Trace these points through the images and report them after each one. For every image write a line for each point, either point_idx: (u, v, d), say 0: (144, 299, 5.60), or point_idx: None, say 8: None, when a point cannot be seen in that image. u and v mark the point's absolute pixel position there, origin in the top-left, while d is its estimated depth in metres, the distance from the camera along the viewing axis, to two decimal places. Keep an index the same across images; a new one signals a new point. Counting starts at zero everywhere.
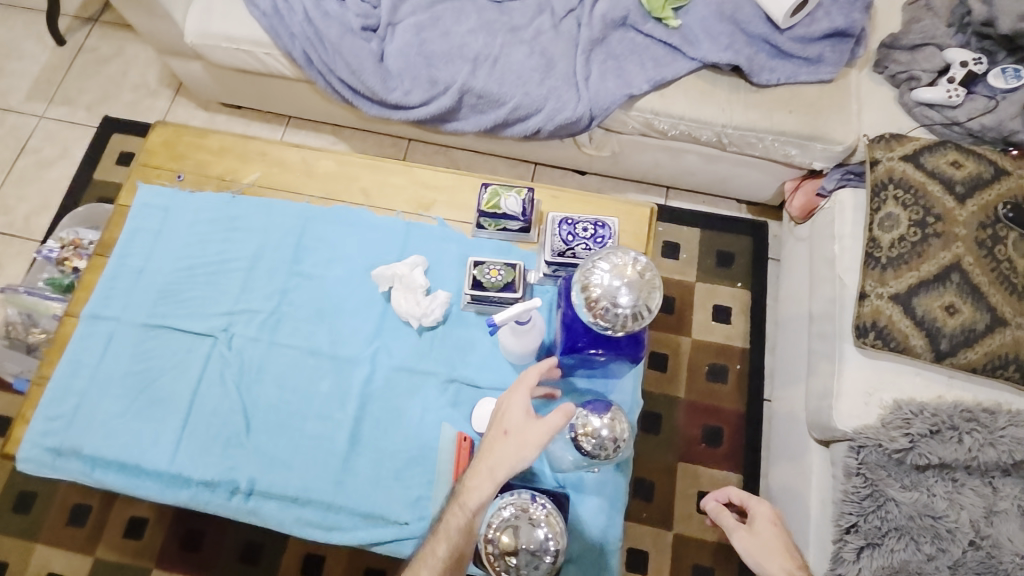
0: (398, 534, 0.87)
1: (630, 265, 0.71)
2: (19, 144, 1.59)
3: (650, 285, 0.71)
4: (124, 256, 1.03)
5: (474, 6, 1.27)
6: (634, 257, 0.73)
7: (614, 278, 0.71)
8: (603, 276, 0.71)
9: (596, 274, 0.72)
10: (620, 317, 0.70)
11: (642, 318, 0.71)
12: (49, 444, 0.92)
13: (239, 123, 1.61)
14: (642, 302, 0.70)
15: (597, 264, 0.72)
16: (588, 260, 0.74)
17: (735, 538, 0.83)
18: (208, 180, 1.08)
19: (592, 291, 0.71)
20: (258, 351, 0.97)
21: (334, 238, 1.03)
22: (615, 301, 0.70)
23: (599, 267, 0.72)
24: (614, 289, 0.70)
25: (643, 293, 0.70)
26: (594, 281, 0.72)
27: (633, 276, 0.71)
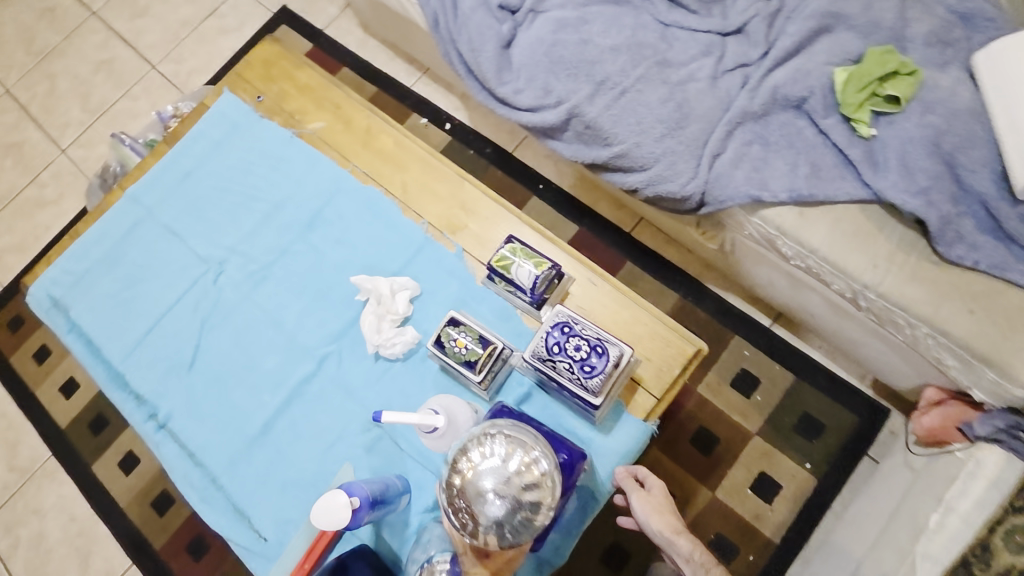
0: (253, 543, 0.86)
1: (518, 474, 0.63)
2: (214, 6, 1.84)
3: (528, 507, 0.63)
4: (182, 154, 1.08)
5: (634, 20, 1.06)
6: (533, 459, 0.64)
7: (495, 477, 0.63)
8: (481, 465, 0.64)
9: (478, 454, 0.65)
10: (471, 525, 0.63)
11: (504, 537, 0.62)
12: (53, 292, 1.05)
13: (383, 54, 1.66)
14: (512, 519, 0.62)
15: (487, 445, 0.65)
16: (485, 429, 0.66)
17: (634, 498, 0.74)
18: (281, 113, 1.08)
19: (461, 471, 0.64)
20: (236, 296, 0.97)
21: (352, 218, 0.98)
22: (474, 504, 0.62)
23: (485, 451, 0.64)
24: (481, 492, 0.62)
25: (513, 514, 0.62)
26: (472, 459, 0.65)
27: (514, 488, 0.62)
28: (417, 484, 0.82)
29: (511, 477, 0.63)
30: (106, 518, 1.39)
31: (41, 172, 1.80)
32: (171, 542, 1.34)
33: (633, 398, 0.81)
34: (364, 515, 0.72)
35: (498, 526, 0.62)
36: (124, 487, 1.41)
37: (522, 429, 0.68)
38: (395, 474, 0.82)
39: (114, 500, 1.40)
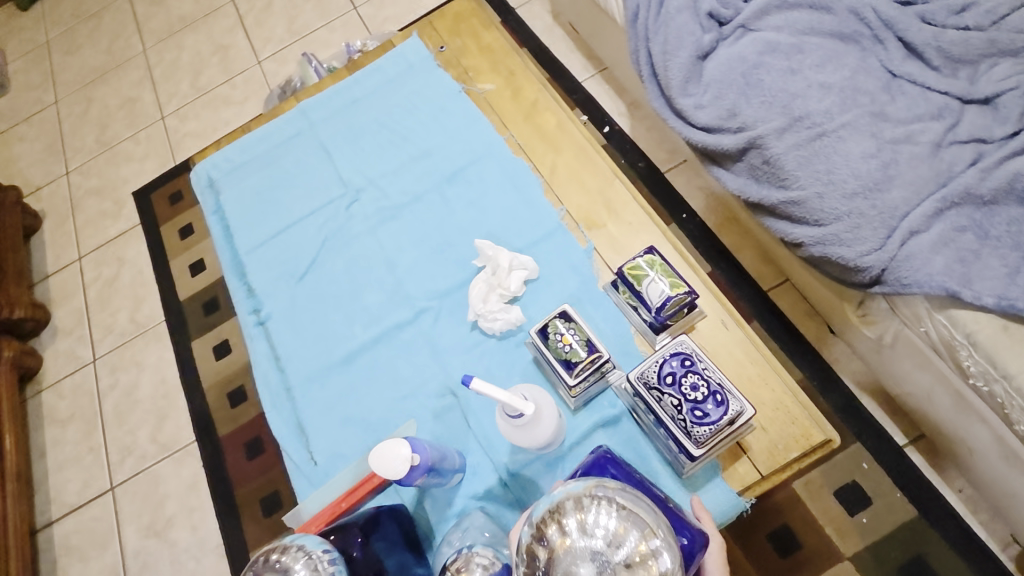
0: (303, 465, 0.84)
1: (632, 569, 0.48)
2: None
3: None
4: (357, 82, 1.12)
5: (858, 62, 0.94)
6: (648, 550, 0.49)
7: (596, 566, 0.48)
8: (578, 542, 0.49)
9: (576, 526, 0.50)
10: None
11: None
12: (211, 174, 1.13)
13: (563, 43, 1.65)
14: None
15: (589, 512, 0.51)
16: (591, 491, 0.53)
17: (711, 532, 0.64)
18: (456, 67, 1.08)
19: (548, 541, 0.50)
20: (362, 225, 0.99)
21: (492, 185, 0.96)
22: None
23: (586, 524, 0.50)
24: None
25: None
26: (565, 527, 0.51)
27: None
28: (473, 467, 0.77)
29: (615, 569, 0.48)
30: (188, 389, 1.50)
31: (236, 76, 2.01)
32: (233, 434, 1.39)
33: (733, 466, 0.71)
34: (417, 477, 0.68)
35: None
36: (212, 369, 1.50)
37: (637, 504, 0.53)
38: (455, 449, 0.77)
39: (199, 376, 1.51)
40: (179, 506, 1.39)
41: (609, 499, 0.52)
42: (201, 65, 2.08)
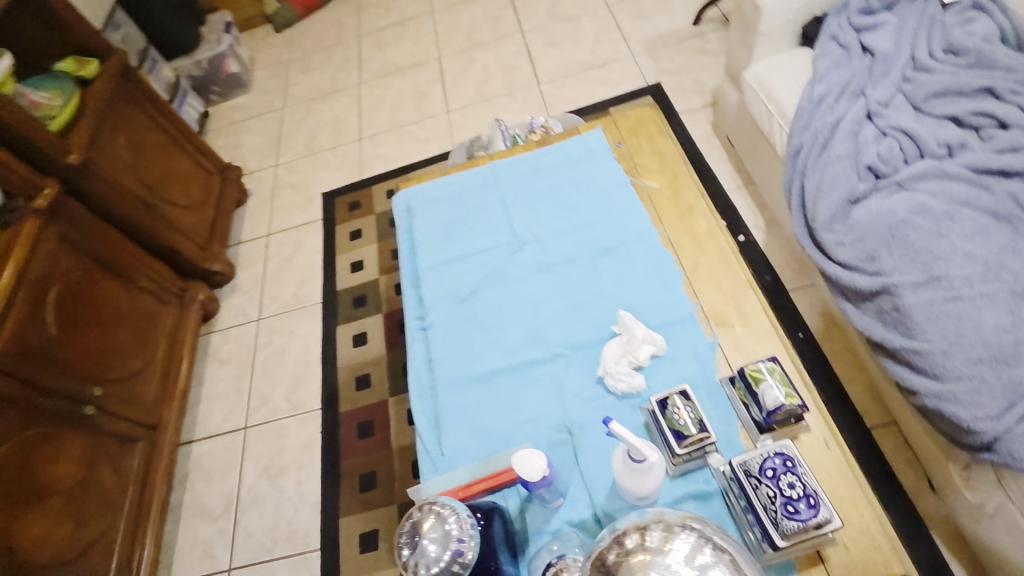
0: (432, 453, 1.00)
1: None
2: (607, 63, 2.25)
3: None
4: (543, 154, 1.33)
5: (1007, 241, 1.01)
6: None
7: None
8: (657, 552, 0.64)
9: (661, 542, 0.65)
10: None
11: None
12: (408, 199, 1.38)
13: (717, 153, 1.82)
14: None
15: (675, 535, 0.66)
16: (682, 523, 0.67)
17: None
18: (628, 162, 1.26)
19: (633, 542, 0.66)
20: (520, 271, 1.15)
21: (639, 265, 1.09)
22: None
23: (670, 543, 0.65)
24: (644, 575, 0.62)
25: None
26: (651, 538, 0.66)
27: None
28: (573, 498, 0.89)
29: None
30: (325, 364, 1.77)
31: (426, 119, 2.38)
32: (352, 411, 1.64)
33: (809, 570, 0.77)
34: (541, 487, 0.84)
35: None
36: (349, 354, 1.77)
37: (718, 544, 0.66)
38: (562, 478, 0.91)
39: (337, 356, 1.78)
40: (293, 459, 1.62)
41: (700, 534, 0.66)
42: (401, 104, 2.49)
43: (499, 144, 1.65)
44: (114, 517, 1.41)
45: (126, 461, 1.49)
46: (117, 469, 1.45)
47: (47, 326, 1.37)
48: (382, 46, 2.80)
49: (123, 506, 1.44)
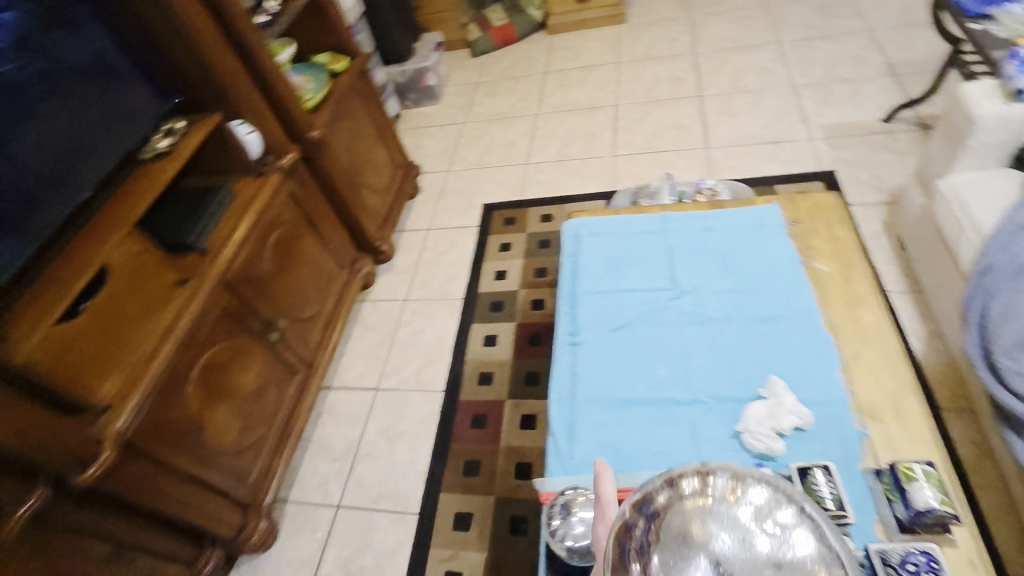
0: (562, 455, 1.09)
1: (769, 562, 0.55)
2: (781, 142, 2.28)
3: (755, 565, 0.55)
4: (715, 216, 1.40)
5: None
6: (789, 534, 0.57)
7: (721, 530, 0.57)
8: (725, 497, 0.61)
9: (728, 489, 0.62)
10: (680, 534, 0.58)
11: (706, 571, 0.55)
12: (576, 226, 1.50)
13: (884, 252, 1.78)
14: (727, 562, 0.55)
15: (745, 485, 0.62)
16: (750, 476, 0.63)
17: None
18: (801, 241, 1.30)
19: (697, 485, 0.63)
20: (675, 317, 1.23)
21: (796, 341, 1.12)
22: (694, 520, 0.59)
23: (740, 490, 0.61)
24: (710, 513, 0.59)
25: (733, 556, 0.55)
26: (716, 483, 0.63)
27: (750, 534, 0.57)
28: None
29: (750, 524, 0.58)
30: (456, 353, 1.95)
31: (591, 157, 2.55)
32: (471, 402, 1.80)
33: None
34: None
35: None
36: (479, 351, 1.94)
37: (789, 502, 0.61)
38: None
39: (467, 349, 1.96)
40: (410, 428, 1.80)
41: (780, 502, 0.61)
42: (570, 140, 2.68)
43: (666, 196, 1.75)
44: (267, 430, 1.65)
45: (284, 388, 1.74)
46: (277, 392, 1.70)
47: (263, 261, 1.66)
48: (564, 84, 3.03)
49: (274, 424, 1.69)
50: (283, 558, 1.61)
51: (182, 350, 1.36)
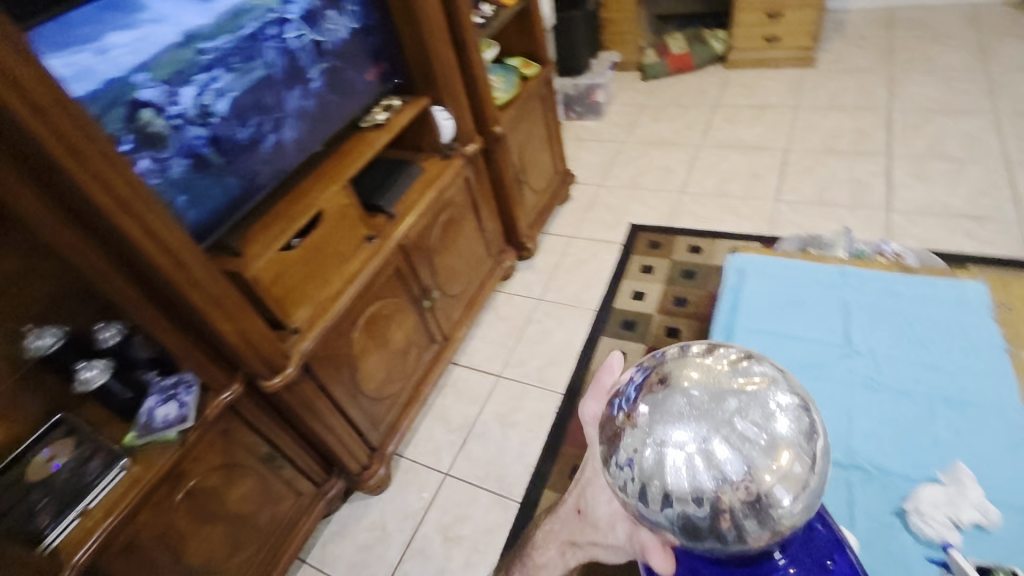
0: None
1: (734, 413, 0.68)
2: (983, 220, 2.05)
3: (728, 420, 0.67)
4: (905, 282, 1.31)
5: None
6: (767, 397, 0.70)
7: (704, 394, 0.70)
8: (722, 364, 0.75)
9: (728, 358, 0.75)
10: (662, 383, 0.73)
11: (670, 409, 0.69)
12: (743, 262, 1.46)
13: None
14: (694, 408, 0.69)
15: (743, 359, 0.75)
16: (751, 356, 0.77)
17: None
18: (1009, 328, 1.17)
19: (701, 352, 0.78)
20: (844, 375, 1.17)
21: (990, 434, 1.02)
22: (678, 376, 0.73)
23: (732, 359, 0.75)
24: (696, 373, 0.73)
25: (701, 403, 0.69)
26: (715, 355, 0.77)
27: (721, 394, 0.70)
28: None
29: (733, 379, 0.72)
30: (581, 361, 1.99)
31: (753, 198, 2.46)
32: None
33: None
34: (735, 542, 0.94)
35: (659, 444, 0.68)
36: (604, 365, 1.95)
37: (779, 381, 0.74)
38: None
39: (593, 359, 1.98)
40: (525, 420, 1.86)
41: (764, 378, 0.73)
42: (733, 176, 2.61)
43: (843, 251, 1.65)
44: (403, 388, 1.80)
45: (423, 354, 1.88)
46: (417, 356, 1.85)
47: (433, 235, 1.81)
48: (735, 119, 2.95)
49: (408, 385, 1.83)
50: (390, 506, 1.74)
51: (359, 299, 1.53)
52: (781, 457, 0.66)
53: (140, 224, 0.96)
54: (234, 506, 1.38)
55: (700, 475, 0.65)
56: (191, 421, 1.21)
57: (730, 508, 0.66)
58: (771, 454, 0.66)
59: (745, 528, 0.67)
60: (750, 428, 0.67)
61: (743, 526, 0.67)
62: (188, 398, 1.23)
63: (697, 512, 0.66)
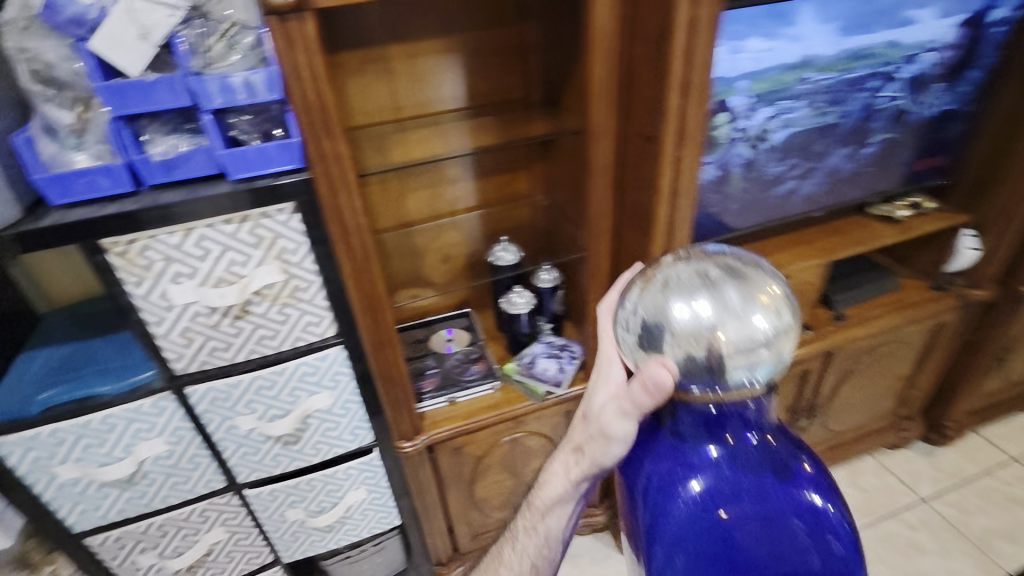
0: None
1: (737, 298, 0.52)
2: None
3: (732, 300, 0.52)
4: None
5: None
6: (783, 296, 0.55)
7: (700, 254, 0.58)
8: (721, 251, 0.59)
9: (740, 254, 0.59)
10: (661, 263, 0.59)
11: (674, 283, 0.54)
12: None
13: None
14: (700, 286, 0.53)
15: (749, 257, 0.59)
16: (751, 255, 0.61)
17: None
18: None
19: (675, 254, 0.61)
20: None
21: None
22: (671, 258, 0.59)
23: (747, 258, 0.58)
24: (691, 252, 0.58)
25: (710, 282, 0.53)
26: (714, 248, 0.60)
27: (739, 281, 0.53)
28: None
29: (747, 274, 0.55)
30: None
31: None
32: None
33: None
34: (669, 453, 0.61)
35: (680, 289, 0.53)
36: None
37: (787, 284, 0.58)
38: None
39: None
40: None
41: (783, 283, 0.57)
42: None
43: None
44: None
45: None
46: None
47: (862, 360, 1.46)
48: None
49: None
50: None
51: None
52: (770, 312, 0.51)
53: (669, 221, 0.95)
54: (529, 475, 1.40)
55: (711, 325, 0.51)
56: (561, 389, 1.25)
57: (727, 354, 0.51)
58: (767, 310, 0.52)
59: (729, 372, 0.51)
60: (754, 300, 0.53)
61: (730, 375, 0.51)
62: (567, 366, 1.27)
63: (695, 358, 0.51)
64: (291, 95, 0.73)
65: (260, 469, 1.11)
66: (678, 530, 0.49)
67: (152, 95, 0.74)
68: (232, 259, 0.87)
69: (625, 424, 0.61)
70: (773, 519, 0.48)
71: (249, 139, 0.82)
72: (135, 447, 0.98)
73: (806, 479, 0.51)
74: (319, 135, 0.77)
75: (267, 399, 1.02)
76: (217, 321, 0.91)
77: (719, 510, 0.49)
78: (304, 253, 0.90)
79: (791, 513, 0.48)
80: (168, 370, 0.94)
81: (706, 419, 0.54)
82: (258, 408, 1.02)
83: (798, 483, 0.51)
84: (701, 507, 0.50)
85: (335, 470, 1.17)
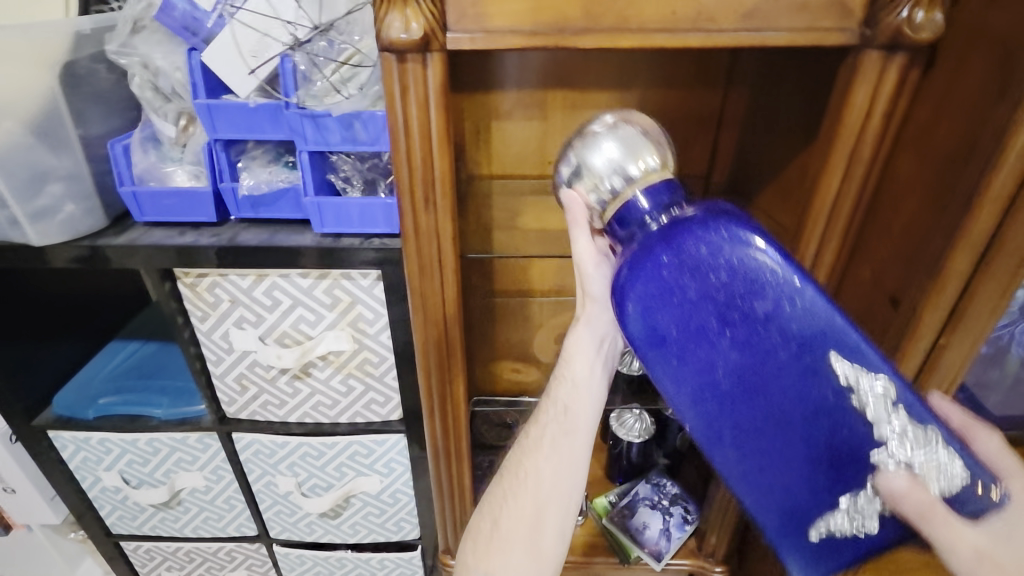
0: None
1: (615, 144, 0.53)
2: None
3: (611, 147, 0.53)
4: None
5: None
6: (654, 133, 0.55)
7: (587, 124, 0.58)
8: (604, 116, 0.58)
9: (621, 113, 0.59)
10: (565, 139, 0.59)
11: (567, 149, 0.56)
12: None
13: None
14: (583, 140, 0.54)
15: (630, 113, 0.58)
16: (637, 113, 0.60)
17: None
18: None
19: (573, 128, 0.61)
20: None
21: None
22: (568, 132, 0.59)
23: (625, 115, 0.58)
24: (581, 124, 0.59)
25: (591, 135, 0.54)
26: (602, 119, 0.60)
27: (612, 127, 0.54)
28: None
29: (618, 120, 0.55)
30: None
31: None
32: None
33: None
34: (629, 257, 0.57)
35: (586, 141, 0.54)
36: None
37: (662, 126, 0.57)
38: None
39: None
40: None
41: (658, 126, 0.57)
42: None
43: None
44: None
45: None
46: None
47: None
48: None
49: None
50: None
51: None
52: (649, 149, 0.53)
53: None
54: None
55: (621, 177, 0.52)
56: (657, 565, 0.93)
57: (619, 183, 0.53)
58: (637, 144, 0.53)
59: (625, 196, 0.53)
60: (634, 139, 0.53)
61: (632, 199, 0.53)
62: (675, 533, 0.94)
63: (601, 196, 0.54)
64: (395, 158, 0.57)
65: (292, 531, 0.98)
66: (629, 294, 0.49)
67: (253, 123, 0.63)
68: (301, 316, 0.73)
69: (587, 242, 0.58)
70: (681, 269, 0.48)
71: (349, 188, 0.67)
72: (174, 475, 0.90)
73: (693, 229, 0.48)
74: (416, 210, 0.59)
75: (311, 467, 0.88)
76: (274, 376, 0.79)
77: (630, 307, 0.50)
78: (382, 326, 0.74)
79: (695, 229, 0.48)
80: (218, 411, 0.84)
81: (620, 218, 0.52)
82: (301, 473, 0.89)
83: (691, 228, 0.48)
84: (640, 307, 0.50)
85: (371, 557, 1.00)
